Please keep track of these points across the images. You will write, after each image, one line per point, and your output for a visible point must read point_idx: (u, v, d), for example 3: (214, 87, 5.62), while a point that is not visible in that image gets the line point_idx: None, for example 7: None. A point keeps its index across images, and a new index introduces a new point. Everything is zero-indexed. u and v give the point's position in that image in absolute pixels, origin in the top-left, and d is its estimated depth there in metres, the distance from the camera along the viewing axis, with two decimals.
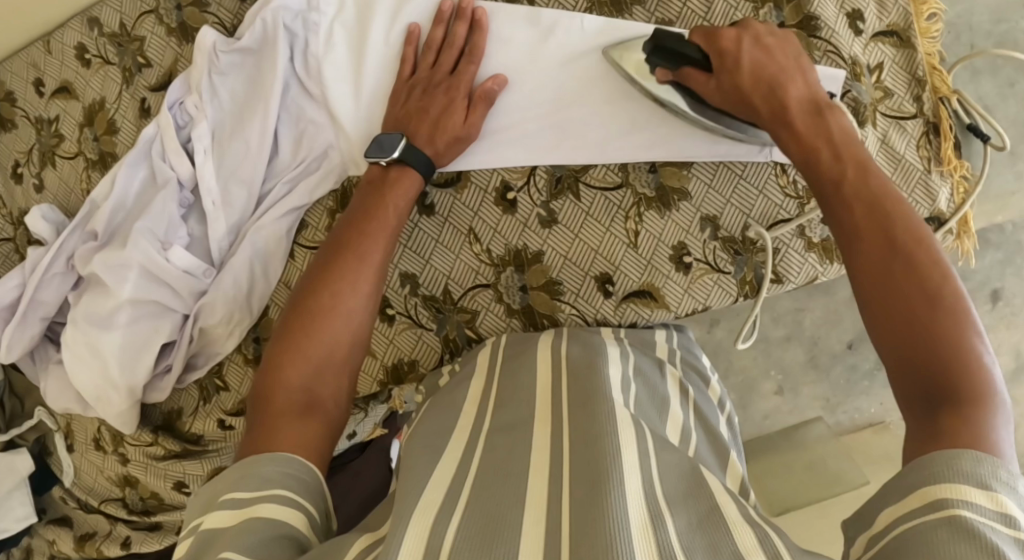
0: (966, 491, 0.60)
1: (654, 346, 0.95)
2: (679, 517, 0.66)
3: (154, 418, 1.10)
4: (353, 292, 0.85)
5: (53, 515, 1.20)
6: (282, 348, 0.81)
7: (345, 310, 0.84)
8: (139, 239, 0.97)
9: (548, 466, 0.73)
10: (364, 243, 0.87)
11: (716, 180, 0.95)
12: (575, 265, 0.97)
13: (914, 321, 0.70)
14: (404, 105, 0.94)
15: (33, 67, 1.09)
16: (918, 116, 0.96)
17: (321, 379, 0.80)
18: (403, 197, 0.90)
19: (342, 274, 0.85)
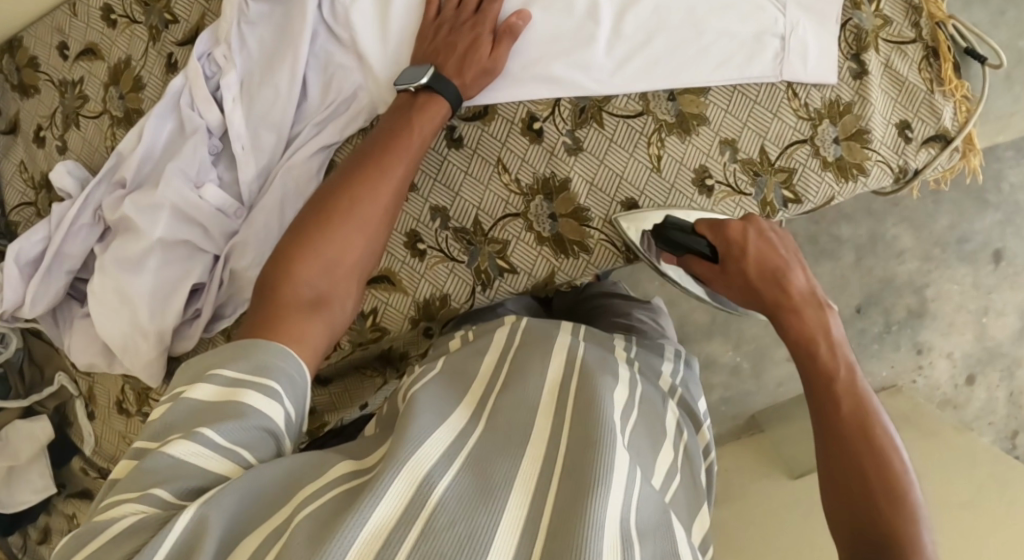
0: None
1: (660, 377, 0.97)
2: (646, 545, 0.68)
3: (179, 374, 1.07)
4: (370, 203, 0.90)
5: (73, 490, 1.16)
6: (295, 242, 0.87)
7: (352, 224, 0.88)
8: (171, 180, 0.99)
9: (543, 446, 0.75)
10: (387, 158, 0.92)
11: (732, 105, 0.99)
12: (602, 191, 0.99)
13: (863, 482, 0.73)
14: (432, 42, 0.97)
15: (57, 31, 1.11)
16: (918, 41, 1.02)
17: (328, 277, 0.86)
18: (429, 122, 0.94)
19: (361, 185, 0.90)
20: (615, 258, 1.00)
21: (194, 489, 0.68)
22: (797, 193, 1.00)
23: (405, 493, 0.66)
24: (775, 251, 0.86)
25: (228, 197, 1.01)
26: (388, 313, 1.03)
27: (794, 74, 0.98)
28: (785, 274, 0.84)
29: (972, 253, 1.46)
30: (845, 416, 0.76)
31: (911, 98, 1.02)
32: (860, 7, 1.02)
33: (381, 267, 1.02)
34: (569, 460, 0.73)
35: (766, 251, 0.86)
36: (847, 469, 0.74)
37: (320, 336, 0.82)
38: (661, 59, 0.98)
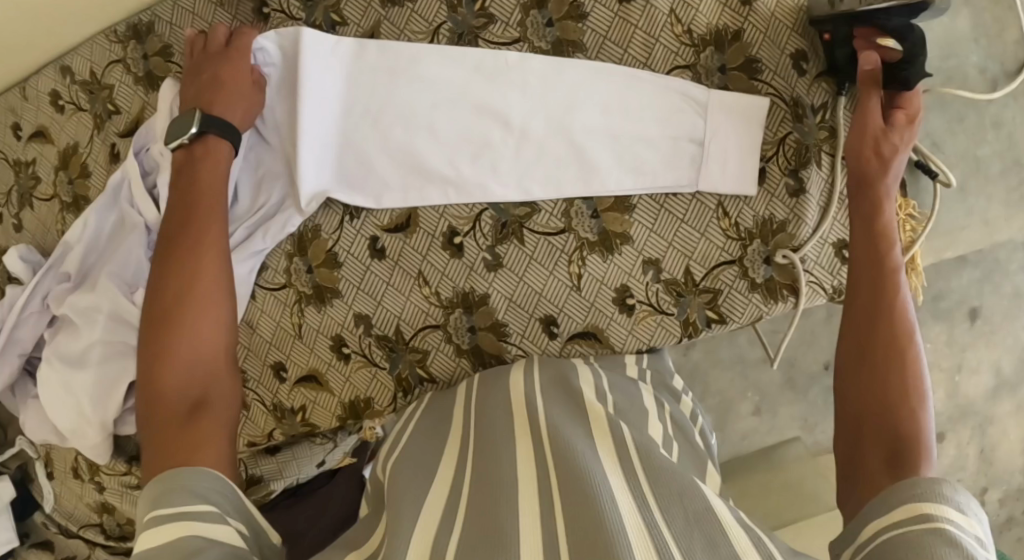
0: (947, 510, 0.68)
1: (625, 367, 0.96)
2: (674, 514, 0.68)
3: (128, 449, 1.14)
4: (203, 283, 0.88)
5: (36, 539, 1.24)
6: (151, 363, 0.84)
7: (205, 296, 0.88)
8: (108, 283, 1.03)
9: (536, 481, 0.75)
10: (197, 229, 0.91)
11: (658, 223, 0.97)
12: (520, 307, 0.99)
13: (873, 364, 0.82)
14: (198, 98, 0.95)
15: (11, 112, 1.14)
16: None
17: (200, 380, 0.84)
18: (219, 167, 0.94)
19: (185, 271, 0.89)
20: None
21: None
22: (721, 313, 0.98)
23: None
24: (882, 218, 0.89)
25: None
26: (315, 411, 1.05)
27: (712, 181, 0.97)
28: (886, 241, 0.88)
29: (947, 311, 1.40)
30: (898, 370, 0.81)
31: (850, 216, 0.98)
32: (802, 120, 0.97)
33: (308, 368, 1.04)
34: (562, 471, 0.74)
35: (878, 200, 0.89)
36: (876, 380, 0.81)
37: (220, 408, 0.82)
38: (568, 166, 0.97)
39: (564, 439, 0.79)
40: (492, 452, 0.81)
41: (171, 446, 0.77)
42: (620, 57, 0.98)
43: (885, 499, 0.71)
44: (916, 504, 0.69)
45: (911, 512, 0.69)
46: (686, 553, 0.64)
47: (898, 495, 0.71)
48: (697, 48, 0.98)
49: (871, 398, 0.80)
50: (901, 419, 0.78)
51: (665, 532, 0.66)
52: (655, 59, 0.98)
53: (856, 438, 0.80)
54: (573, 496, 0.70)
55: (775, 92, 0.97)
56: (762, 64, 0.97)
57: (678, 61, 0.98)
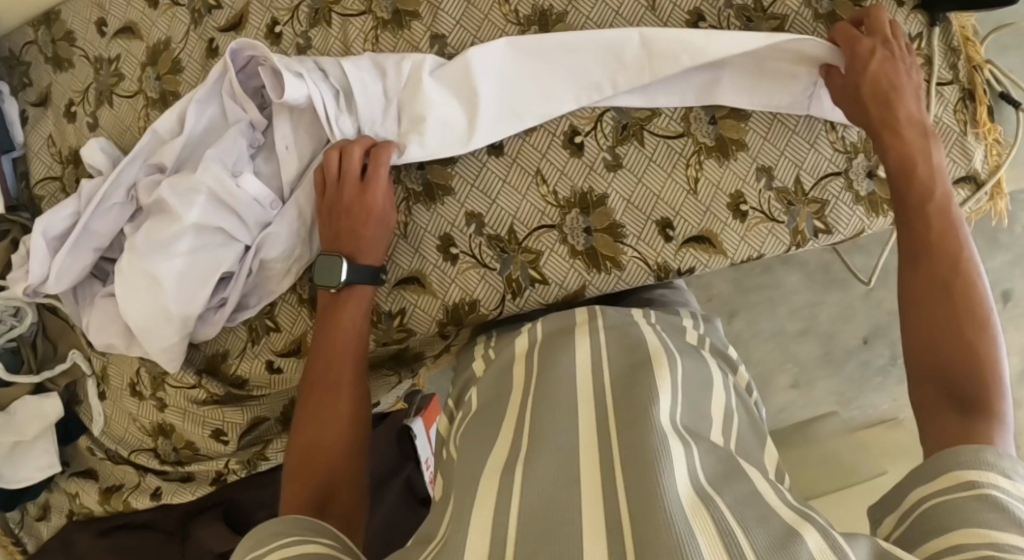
0: (990, 475, 0.70)
1: (685, 334, 1.03)
2: (725, 493, 0.73)
3: (197, 361, 1.09)
4: (340, 411, 0.93)
5: (76, 468, 1.16)
6: (290, 476, 0.89)
7: (344, 406, 0.93)
8: (210, 164, 0.98)
9: (597, 453, 0.78)
10: (334, 365, 0.95)
11: (771, 132, 1.00)
12: (638, 209, 1.00)
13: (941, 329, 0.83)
14: (332, 225, 0.97)
15: (96, 6, 1.10)
16: (954, 83, 1.03)
17: (330, 492, 0.87)
18: (357, 314, 0.97)
19: (325, 400, 0.93)
20: (646, 276, 1.00)
21: None
22: (828, 224, 1.01)
23: (483, 539, 0.71)
24: (910, 151, 0.91)
25: (264, 187, 1.00)
26: (416, 314, 1.03)
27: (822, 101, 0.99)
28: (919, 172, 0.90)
29: None
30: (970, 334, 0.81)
31: (943, 138, 1.03)
32: None
33: (412, 269, 1.02)
34: (623, 441, 0.78)
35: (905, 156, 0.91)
36: (946, 314, 0.83)
37: (347, 499, 0.87)
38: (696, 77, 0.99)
39: (628, 407, 0.82)
40: (556, 408, 0.85)
41: (297, 502, 0.86)
42: None
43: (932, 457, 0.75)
44: (956, 472, 0.72)
45: (954, 481, 0.71)
46: (741, 523, 0.68)
47: (941, 462, 0.73)
48: None
49: (954, 332, 0.82)
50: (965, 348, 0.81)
51: (720, 506, 0.70)
52: None
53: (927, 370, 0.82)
54: (630, 467, 0.74)
55: None
56: None
57: None
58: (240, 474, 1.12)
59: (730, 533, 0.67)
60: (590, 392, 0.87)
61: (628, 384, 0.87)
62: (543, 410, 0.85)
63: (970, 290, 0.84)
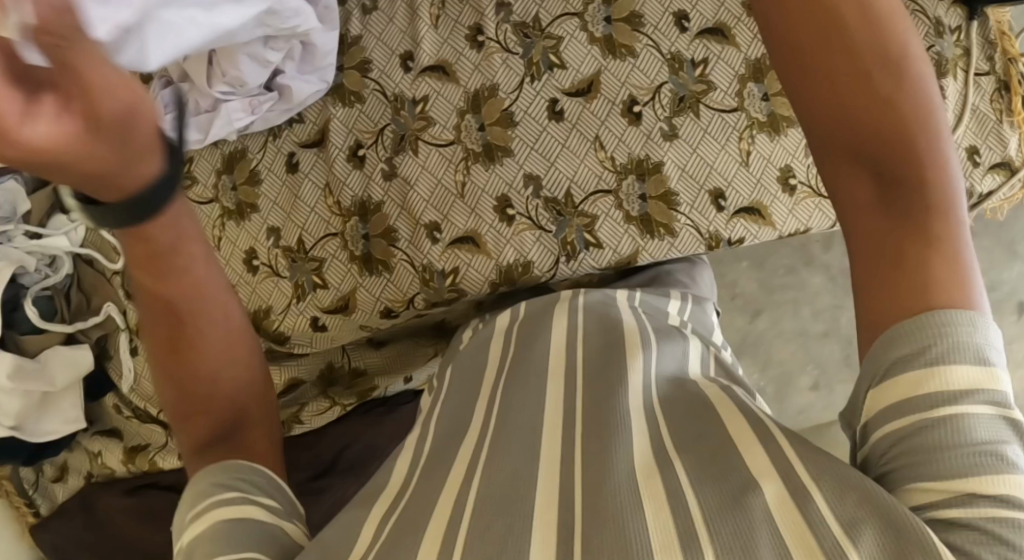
0: (957, 370, 0.54)
1: (668, 316, 0.94)
2: (686, 454, 0.64)
3: None
4: (214, 317, 0.71)
5: (101, 427, 1.13)
6: (175, 405, 0.72)
7: (208, 374, 0.71)
8: None
9: (565, 417, 0.74)
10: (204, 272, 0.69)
11: None
12: (691, 178, 1.02)
13: (874, 96, 0.59)
14: None
15: None
16: (991, 74, 1.08)
17: (232, 425, 0.72)
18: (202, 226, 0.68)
19: (196, 317, 0.69)
20: (698, 245, 1.02)
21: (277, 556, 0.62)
22: None
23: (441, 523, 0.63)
24: None
25: None
26: (469, 274, 1.03)
27: None
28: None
29: (997, 302, 1.45)
30: (882, 97, 0.59)
31: (981, 126, 1.08)
32: (943, 36, 1.07)
33: (467, 229, 1.02)
34: (590, 409, 0.73)
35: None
36: (897, 147, 0.59)
37: (256, 442, 0.72)
38: None
39: (600, 379, 0.78)
40: (525, 383, 0.81)
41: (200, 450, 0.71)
42: None
43: (895, 337, 0.57)
44: (930, 367, 0.55)
45: (928, 382, 0.55)
46: (695, 484, 0.59)
47: (900, 347, 0.56)
48: None
49: (828, 105, 0.60)
50: (926, 258, 0.58)
51: (678, 472, 0.62)
52: None
53: (856, 220, 0.61)
54: (596, 429, 0.69)
55: (919, 9, 1.07)
56: None
57: None
58: None
59: (677, 492, 0.59)
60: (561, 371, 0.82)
61: (601, 358, 0.82)
62: (511, 387, 0.80)
63: (886, 58, 0.59)
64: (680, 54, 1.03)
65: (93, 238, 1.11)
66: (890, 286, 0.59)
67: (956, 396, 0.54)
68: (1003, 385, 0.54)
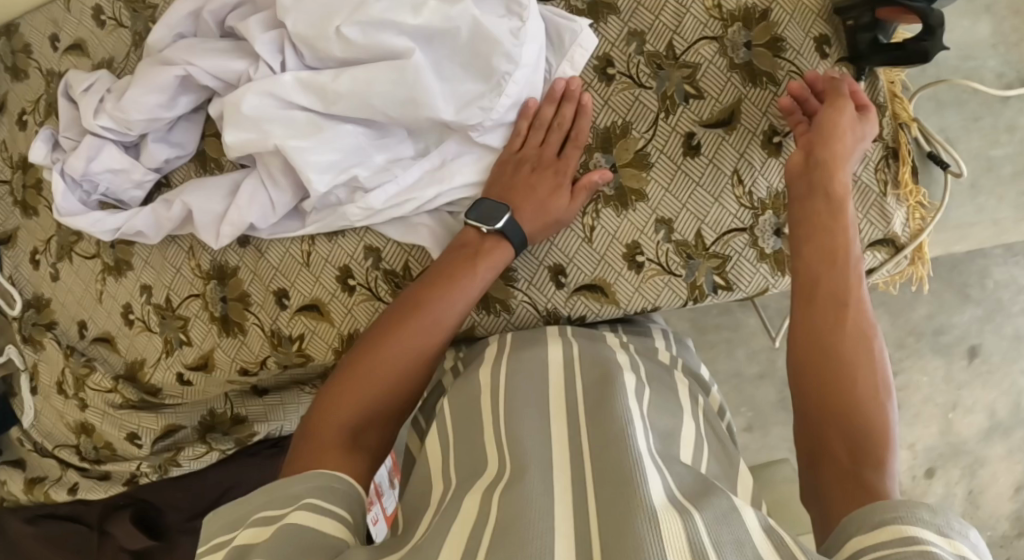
0: (924, 530, 0.67)
1: (658, 353, 0.99)
2: (704, 511, 0.69)
3: (117, 366, 1.14)
4: (433, 320, 0.92)
5: (9, 457, 1.23)
6: (334, 398, 0.88)
7: (437, 329, 0.92)
8: (254, 199, 1.00)
9: (570, 462, 0.77)
10: (433, 307, 0.92)
11: (674, 183, 0.98)
12: (531, 254, 0.99)
13: (842, 333, 0.84)
14: None
15: (52, 23, 1.16)
16: (878, 141, 0.99)
17: (369, 425, 0.87)
18: (490, 268, 0.94)
19: (410, 324, 0.91)
20: (536, 321, 1.00)
21: (329, 548, 0.73)
22: (728, 280, 0.99)
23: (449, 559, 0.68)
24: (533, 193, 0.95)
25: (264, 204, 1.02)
26: (313, 340, 1.05)
27: None
28: (842, 221, 0.89)
29: (946, 345, 1.43)
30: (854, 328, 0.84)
31: (863, 199, 0.98)
32: None
33: (312, 296, 1.04)
34: (598, 459, 0.75)
35: (839, 186, 0.90)
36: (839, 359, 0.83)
37: (375, 447, 0.87)
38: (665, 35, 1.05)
39: (601, 430, 0.79)
40: (523, 422, 0.82)
41: (326, 446, 0.84)
42: (650, 24, 0.99)
43: (864, 515, 0.71)
44: (895, 525, 0.68)
45: (893, 534, 0.68)
46: (716, 545, 0.65)
47: (874, 516, 0.70)
48: (725, 23, 0.99)
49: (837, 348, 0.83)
50: (862, 448, 0.77)
51: (698, 522, 0.67)
52: (684, 28, 0.99)
53: (811, 413, 0.82)
54: (604, 489, 0.71)
55: (795, 71, 0.99)
56: (787, 44, 0.99)
57: (706, 32, 0.99)
58: (152, 477, 1.17)
59: (700, 550, 0.64)
60: (562, 409, 0.84)
61: (600, 398, 0.85)
62: (515, 424, 0.82)
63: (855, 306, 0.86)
64: None
65: None
66: (858, 480, 0.75)
67: (926, 541, 0.66)
68: (963, 549, 0.66)
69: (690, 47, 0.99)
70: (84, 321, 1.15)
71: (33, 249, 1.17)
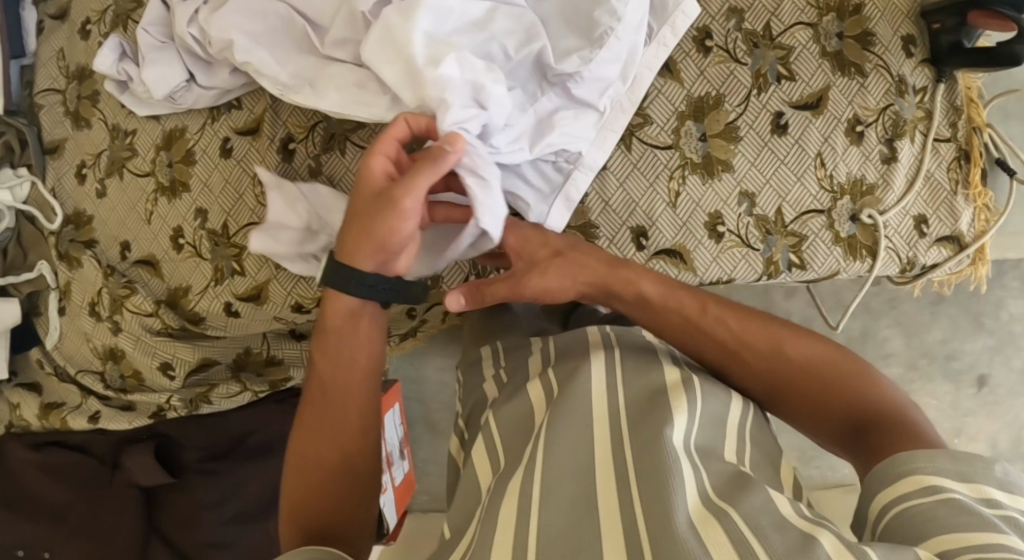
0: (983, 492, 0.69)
1: None
2: (742, 506, 0.67)
3: (158, 291, 1.10)
4: (342, 396, 0.84)
5: (23, 380, 1.16)
6: (295, 498, 0.83)
7: (362, 385, 0.85)
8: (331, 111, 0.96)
9: (608, 460, 0.73)
10: (338, 374, 0.84)
11: (760, 159, 1.00)
12: (614, 213, 1.01)
13: (782, 374, 0.85)
14: None
15: None
16: (952, 142, 1.02)
17: (336, 516, 0.82)
18: (365, 321, 0.85)
19: (339, 406, 0.84)
20: None
21: None
22: (802, 260, 1.01)
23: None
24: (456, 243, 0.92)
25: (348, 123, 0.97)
26: None
27: None
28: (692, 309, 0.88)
29: (957, 372, 1.40)
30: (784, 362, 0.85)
31: (934, 196, 1.02)
32: (904, 95, 1.01)
33: None
34: (639, 453, 0.72)
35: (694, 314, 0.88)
36: (808, 394, 0.83)
37: (349, 521, 0.82)
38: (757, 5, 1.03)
39: (645, 424, 0.75)
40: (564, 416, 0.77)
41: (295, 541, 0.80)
42: (750, 3, 1.01)
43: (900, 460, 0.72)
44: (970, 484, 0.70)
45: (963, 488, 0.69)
46: (757, 532, 0.64)
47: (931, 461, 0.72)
48: (821, 12, 1.01)
49: (793, 398, 0.84)
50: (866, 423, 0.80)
51: (735, 519, 0.65)
52: (783, 12, 1.01)
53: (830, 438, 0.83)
54: (649, 484, 0.69)
55: (882, 65, 1.01)
56: (876, 39, 1.01)
57: (802, 19, 1.01)
58: (180, 412, 1.15)
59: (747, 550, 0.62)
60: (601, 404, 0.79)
61: (643, 393, 0.80)
62: (555, 417, 0.77)
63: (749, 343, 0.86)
64: None
65: (34, 197, 1.13)
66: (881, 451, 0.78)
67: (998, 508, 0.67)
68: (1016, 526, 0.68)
69: (786, 30, 1.01)
70: (127, 241, 1.10)
71: (79, 163, 1.12)
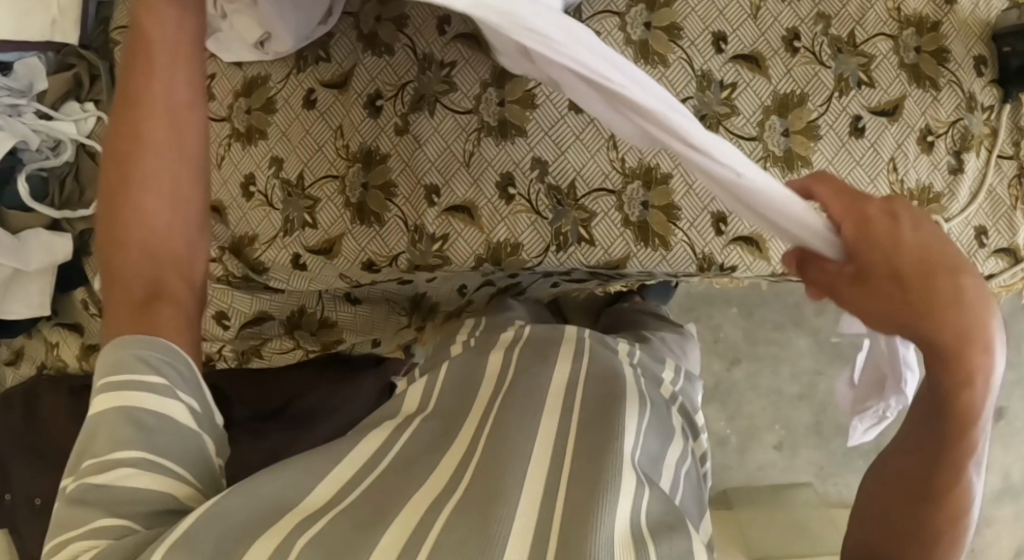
0: None
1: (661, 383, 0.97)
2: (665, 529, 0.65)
3: (222, 238, 1.08)
4: (162, 182, 0.73)
5: (65, 319, 1.15)
6: (108, 282, 0.72)
7: (182, 155, 0.74)
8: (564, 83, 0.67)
9: (550, 457, 0.72)
10: (153, 155, 0.73)
11: (836, 158, 1.05)
12: (697, 196, 1.01)
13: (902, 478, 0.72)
14: None
15: None
16: (1014, 159, 1.06)
17: (143, 298, 0.72)
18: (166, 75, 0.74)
19: (153, 179, 0.73)
20: (689, 263, 1.03)
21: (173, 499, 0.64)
22: None
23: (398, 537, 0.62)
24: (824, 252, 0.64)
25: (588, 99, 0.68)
26: (457, 243, 1.03)
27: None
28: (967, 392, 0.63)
29: None
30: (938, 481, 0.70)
31: (995, 210, 1.07)
32: (973, 111, 1.05)
33: (464, 198, 1.02)
34: (581, 455, 0.72)
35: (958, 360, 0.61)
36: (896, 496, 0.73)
37: (172, 311, 0.72)
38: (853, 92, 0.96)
39: (592, 432, 0.76)
40: (522, 410, 0.79)
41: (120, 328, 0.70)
42: (837, 11, 1.05)
43: None
44: None
45: None
46: None
47: None
48: (901, 25, 1.05)
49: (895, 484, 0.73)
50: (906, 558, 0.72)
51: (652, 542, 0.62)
52: (866, 22, 1.05)
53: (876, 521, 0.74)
54: (582, 482, 0.67)
55: (955, 82, 1.05)
56: (951, 56, 1.05)
57: (883, 30, 1.05)
58: (230, 361, 1.16)
59: None
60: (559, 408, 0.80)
61: (596, 409, 0.80)
62: (508, 415, 0.78)
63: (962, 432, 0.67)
64: (710, 74, 1.04)
65: (99, 132, 1.11)
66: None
67: None
68: None
69: (869, 39, 1.05)
70: None
71: None
